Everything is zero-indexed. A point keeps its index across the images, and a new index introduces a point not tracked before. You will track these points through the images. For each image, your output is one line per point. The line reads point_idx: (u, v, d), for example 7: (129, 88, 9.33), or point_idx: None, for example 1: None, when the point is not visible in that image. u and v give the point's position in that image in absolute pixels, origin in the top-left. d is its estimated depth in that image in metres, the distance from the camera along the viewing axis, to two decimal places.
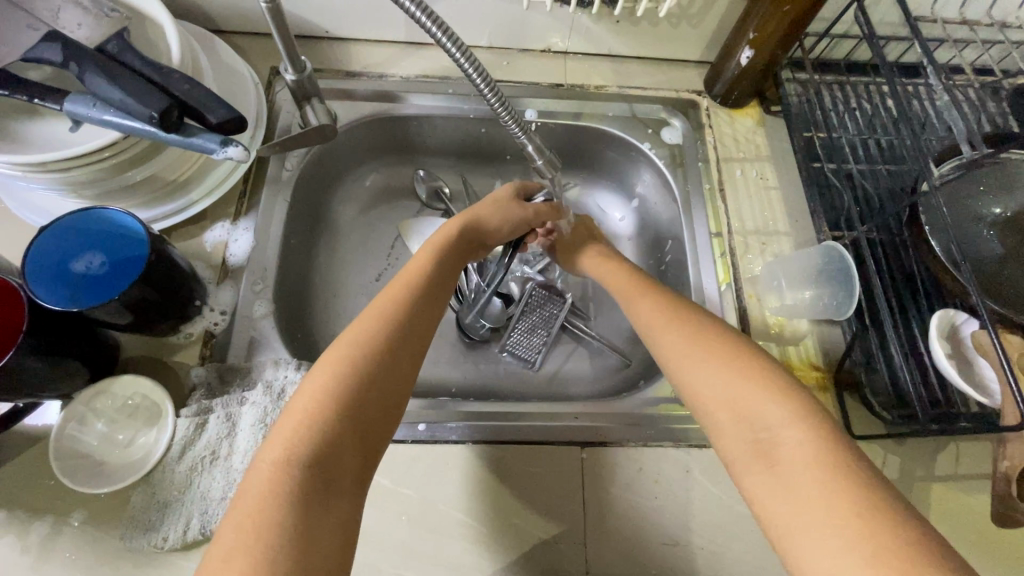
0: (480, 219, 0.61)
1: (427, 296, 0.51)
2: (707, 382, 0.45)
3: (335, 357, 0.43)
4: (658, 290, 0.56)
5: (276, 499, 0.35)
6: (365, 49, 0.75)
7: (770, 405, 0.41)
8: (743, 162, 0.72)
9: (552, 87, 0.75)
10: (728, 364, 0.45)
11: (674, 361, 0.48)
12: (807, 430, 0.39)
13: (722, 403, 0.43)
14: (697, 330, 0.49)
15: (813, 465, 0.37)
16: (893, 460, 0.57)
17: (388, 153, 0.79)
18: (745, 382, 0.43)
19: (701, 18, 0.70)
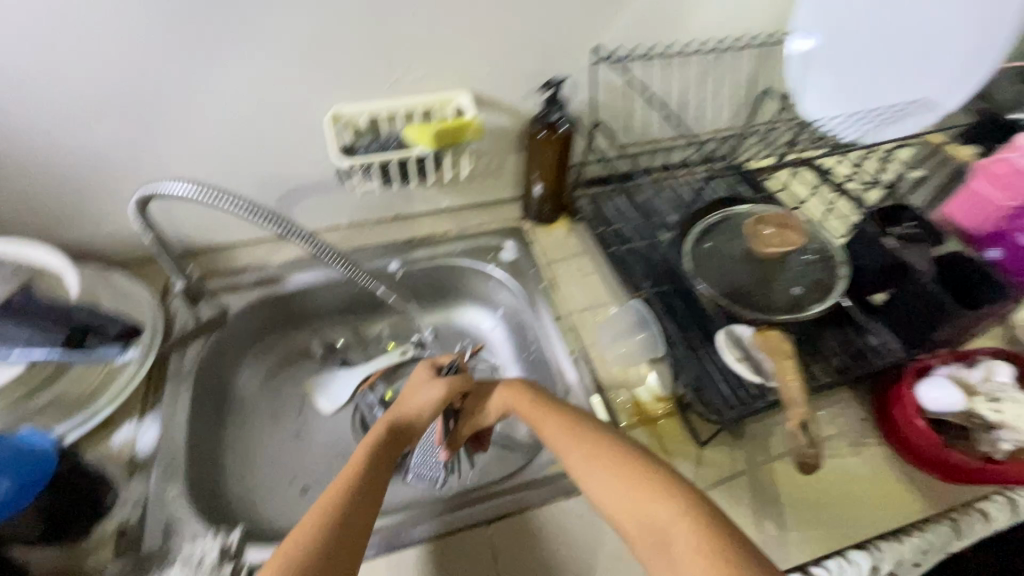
0: (415, 407, 0.69)
1: (379, 467, 0.60)
2: (609, 491, 0.55)
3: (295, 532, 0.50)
4: (568, 408, 0.65)
5: None
6: (247, 247, 0.91)
7: (661, 506, 0.52)
8: (565, 260, 0.93)
9: (406, 242, 0.94)
10: (620, 473, 0.55)
11: (580, 473, 0.58)
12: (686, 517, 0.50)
13: (622, 507, 0.54)
14: (600, 445, 0.59)
15: (697, 555, 0.47)
16: (738, 454, 0.71)
17: (281, 326, 0.92)
18: (637, 488, 0.54)
19: (501, 170, 0.95)
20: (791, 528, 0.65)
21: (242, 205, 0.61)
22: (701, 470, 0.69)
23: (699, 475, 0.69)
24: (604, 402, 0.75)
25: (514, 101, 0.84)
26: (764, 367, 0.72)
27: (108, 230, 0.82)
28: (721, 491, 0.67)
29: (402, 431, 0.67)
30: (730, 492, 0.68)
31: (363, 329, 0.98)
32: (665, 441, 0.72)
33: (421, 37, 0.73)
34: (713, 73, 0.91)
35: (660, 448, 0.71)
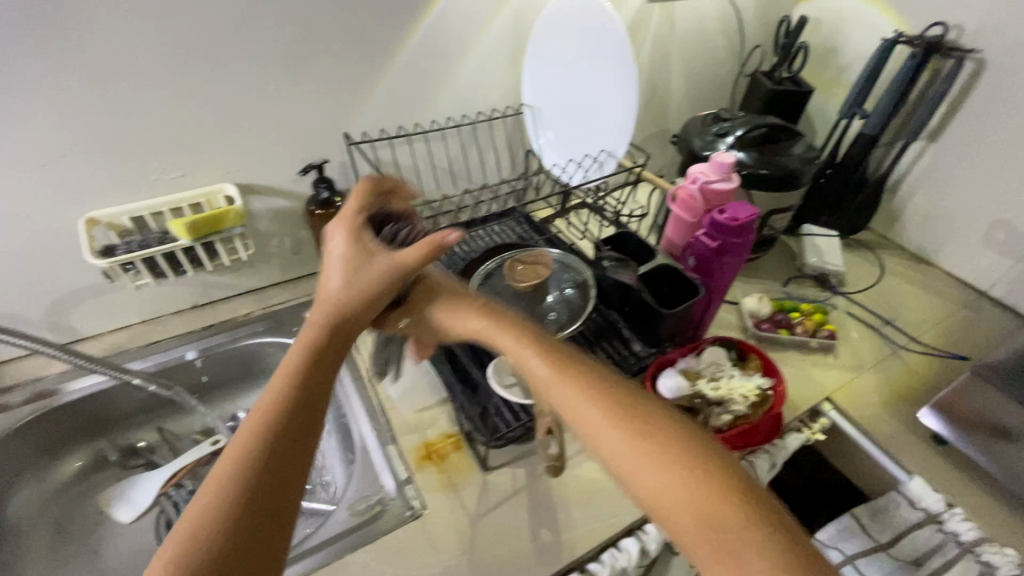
0: (332, 270, 0.57)
1: (290, 417, 0.46)
2: (637, 471, 0.45)
3: (185, 522, 0.40)
4: (575, 361, 0.53)
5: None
6: (19, 364, 0.86)
7: (699, 496, 0.42)
8: (367, 322, 0.98)
9: (205, 328, 0.95)
10: (647, 458, 0.45)
11: (601, 436, 0.47)
12: (725, 506, 0.41)
13: (661, 490, 0.43)
14: (625, 417, 0.47)
15: (739, 550, 0.39)
16: (519, 470, 0.78)
17: (66, 440, 0.87)
18: (682, 471, 0.44)
19: (296, 247, 1.00)
20: (565, 527, 0.72)
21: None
22: (486, 493, 0.75)
23: (483, 498, 0.74)
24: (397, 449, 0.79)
25: (288, 184, 0.92)
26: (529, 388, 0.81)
27: None
28: (503, 509, 0.73)
29: (342, 339, 0.53)
30: (512, 508, 0.73)
31: (168, 426, 0.95)
32: (453, 473, 0.77)
33: (172, 138, 0.79)
34: (470, 143, 1.05)
35: (448, 481, 0.76)
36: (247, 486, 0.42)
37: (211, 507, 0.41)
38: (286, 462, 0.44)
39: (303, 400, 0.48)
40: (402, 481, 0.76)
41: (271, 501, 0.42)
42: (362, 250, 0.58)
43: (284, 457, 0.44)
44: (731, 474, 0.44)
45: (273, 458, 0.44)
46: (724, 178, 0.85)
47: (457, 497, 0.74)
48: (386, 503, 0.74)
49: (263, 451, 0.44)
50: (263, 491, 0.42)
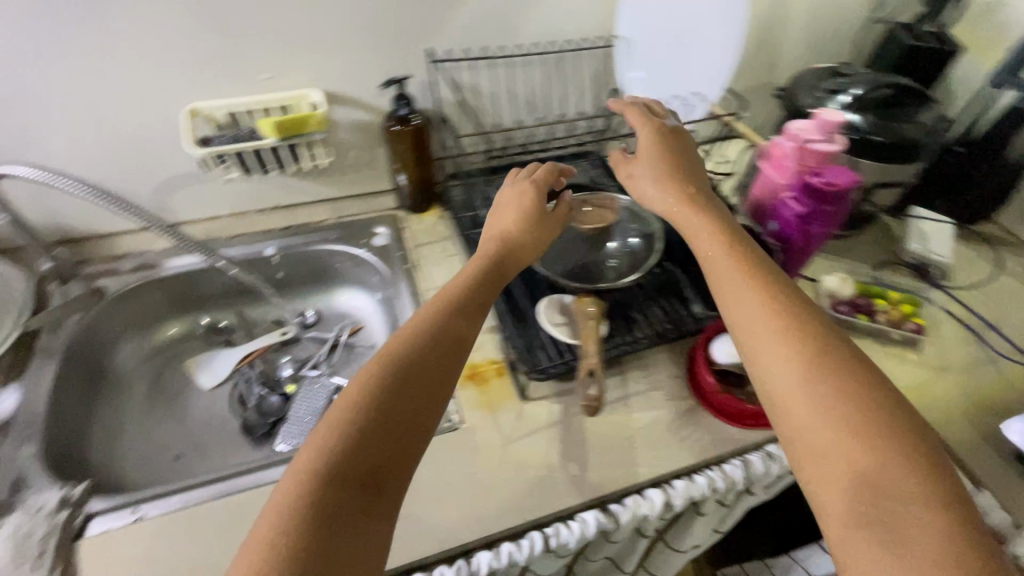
0: (506, 228, 0.69)
1: (433, 368, 0.53)
2: (791, 390, 0.48)
3: (291, 482, 0.43)
4: (773, 287, 0.55)
5: (279, 533, 0.39)
6: (129, 238, 0.97)
7: (882, 446, 0.43)
8: (430, 244, 1.01)
9: (285, 229, 1.02)
10: (832, 389, 0.46)
11: (776, 376, 0.49)
12: (915, 448, 0.43)
13: (823, 430, 0.45)
14: (825, 358, 0.48)
15: (937, 543, 0.38)
16: (556, 406, 0.79)
17: (163, 308, 0.98)
18: (848, 415, 0.45)
19: (372, 162, 1.03)
20: (593, 465, 0.73)
21: (74, 184, 0.70)
22: (522, 421, 0.78)
23: (519, 425, 0.77)
24: None
25: (370, 98, 0.93)
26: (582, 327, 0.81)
27: None
28: (535, 439, 0.76)
29: (511, 256, 0.68)
30: (544, 440, 0.76)
31: (245, 312, 1.05)
32: (492, 397, 0.80)
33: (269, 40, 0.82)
34: (553, 73, 1.01)
35: (486, 403, 0.79)
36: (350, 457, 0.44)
37: (317, 466, 0.43)
38: (406, 420, 0.48)
39: (409, 333, 0.55)
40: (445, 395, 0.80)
41: (375, 477, 0.45)
42: (526, 218, 0.70)
43: (394, 416, 0.48)
44: (914, 425, 0.45)
45: (406, 402, 0.49)
46: (828, 137, 0.75)
47: (492, 420, 0.77)
48: None
49: (383, 398, 0.48)
50: (371, 459, 0.45)
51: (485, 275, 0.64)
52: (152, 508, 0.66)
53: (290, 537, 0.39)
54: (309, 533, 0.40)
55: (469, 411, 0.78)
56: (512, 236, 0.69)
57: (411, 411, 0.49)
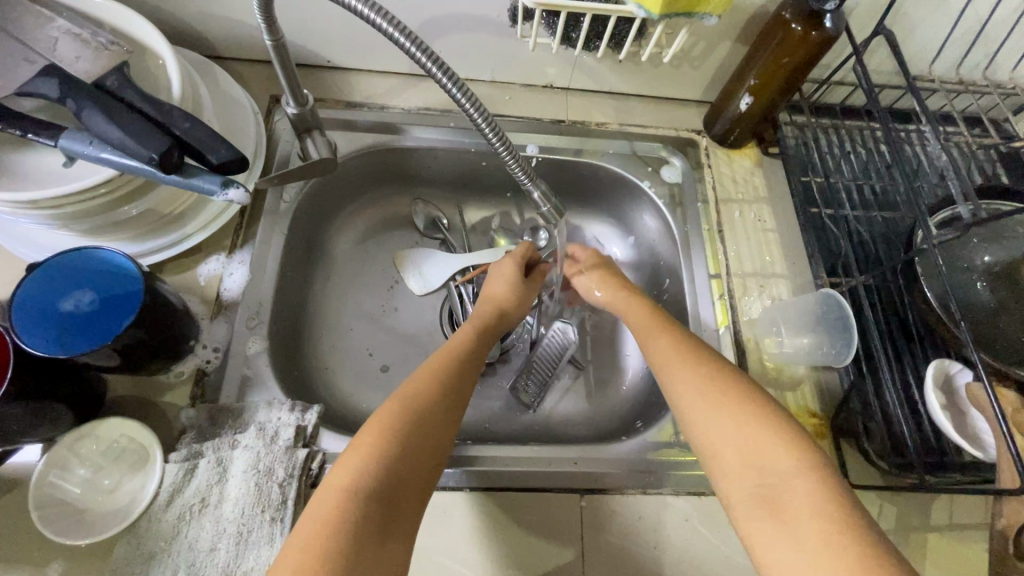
0: (500, 295, 0.65)
1: (444, 406, 0.49)
2: (718, 429, 0.46)
3: (332, 494, 0.40)
4: (698, 352, 0.53)
5: (336, 529, 0.38)
6: (368, 79, 0.74)
7: (774, 451, 0.43)
8: (742, 204, 0.72)
9: (554, 122, 0.75)
10: (734, 406, 0.47)
11: (686, 401, 0.50)
12: (792, 460, 0.43)
13: (730, 449, 0.45)
14: (726, 393, 0.48)
15: (818, 523, 0.39)
16: (889, 508, 0.57)
17: (386, 182, 0.78)
18: (756, 432, 0.45)
19: (702, 60, 0.70)
20: None
21: (386, 19, 0.44)
22: None
23: None
24: None
25: None
26: (974, 427, 0.56)
27: (214, 15, 0.66)
28: None
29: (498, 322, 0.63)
30: None
31: (472, 213, 0.83)
32: None
33: None
34: None
35: None
36: (390, 460, 0.43)
37: (354, 482, 0.41)
38: (421, 445, 0.45)
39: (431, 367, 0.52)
40: None
41: (393, 495, 0.42)
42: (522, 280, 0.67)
43: (417, 445, 0.45)
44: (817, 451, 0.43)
45: (421, 409, 0.47)
46: None
47: None
48: None
49: (411, 413, 0.46)
50: (400, 466, 0.43)
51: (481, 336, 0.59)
52: None
53: (333, 536, 0.38)
54: (345, 541, 0.37)
55: None
56: (507, 302, 0.64)
57: (426, 419, 0.47)
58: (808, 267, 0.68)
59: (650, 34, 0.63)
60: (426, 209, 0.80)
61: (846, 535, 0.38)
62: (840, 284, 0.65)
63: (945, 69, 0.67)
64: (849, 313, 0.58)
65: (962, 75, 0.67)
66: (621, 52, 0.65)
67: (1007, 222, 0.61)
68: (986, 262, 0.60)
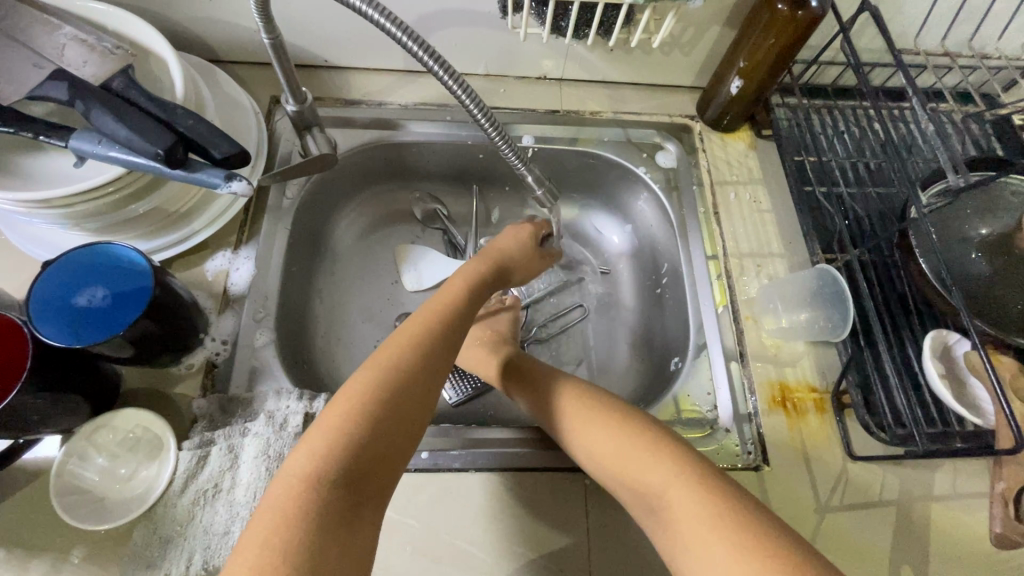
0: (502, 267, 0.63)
1: (428, 374, 0.47)
2: (595, 450, 0.50)
3: (294, 481, 0.37)
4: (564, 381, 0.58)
5: (299, 514, 0.36)
6: (364, 76, 0.76)
7: (639, 459, 0.47)
8: (737, 185, 0.73)
9: (549, 113, 0.76)
10: (590, 424, 0.51)
11: (562, 434, 0.53)
12: (650, 459, 0.46)
13: (610, 467, 0.49)
14: (592, 410, 0.53)
15: (685, 506, 0.42)
16: (891, 480, 0.58)
17: (387, 177, 0.79)
18: (625, 444, 0.48)
19: (692, 45, 0.72)
20: None
21: (375, 9, 0.45)
22: (843, 485, 0.57)
23: (839, 489, 0.57)
24: (742, 373, 0.63)
25: None
26: (973, 396, 0.57)
27: (214, 19, 0.68)
28: (862, 518, 0.56)
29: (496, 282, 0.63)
30: (871, 522, 0.56)
31: (471, 206, 0.84)
32: (806, 439, 0.59)
33: None
34: None
35: (798, 445, 0.59)
36: (356, 441, 0.40)
37: (319, 466, 0.38)
38: (399, 425, 0.43)
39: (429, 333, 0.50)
40: (741, 417, 0.60)
41: (360, 478, 0.40)
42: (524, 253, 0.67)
43: (392, 426, 0.42)
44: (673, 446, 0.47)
45: (402, 378, 0.45)
46: None
47: (805, 473, 0.58)
48: (719, 429, 0.59)
49: (384, 388, 0.43)
50: (372, 446, 0.41)
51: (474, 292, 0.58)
52: None
53: (294, 525, 0.35)
54: (309, 529, 0.35)
55: (775, 449, 0.59)
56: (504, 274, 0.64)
57: (403, 393, 0.44)
58: (804, 245, 0.69)
59: (639, 21, 0.65)
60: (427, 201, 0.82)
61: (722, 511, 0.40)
62: (836, 260, 0.65)
63: (934, 45, 0.68)
64: (845, 288, 0.59)
65: (951, 50, 0.68)
66: (610, 39, 0.67)
67: (1000, 193, 0.62)
68: (982, 234, 0.60)
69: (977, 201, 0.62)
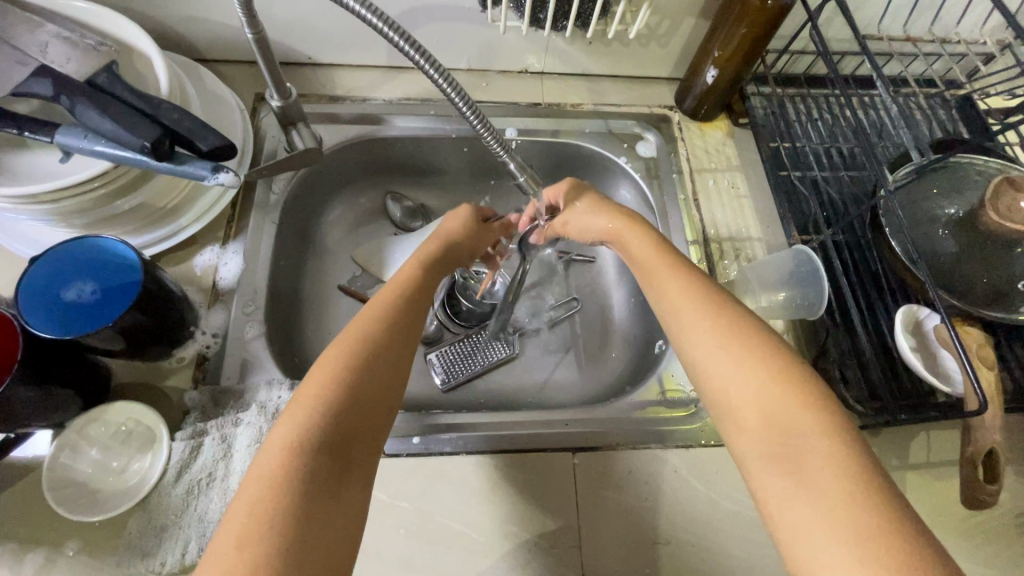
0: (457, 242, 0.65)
1: (398, 348, 0.48)
2: (732, 375, 0.42)
3: (279, 448, 0.38)
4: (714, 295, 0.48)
5: (283, 485, 0.37)
6: (348, 73, 0.77)
7: (796, 407, 0.39)
8: (715, 172, 0.75)
9: (531, 106, 0.78)
10: (749, 355, 0.42)
11: (694, 347, 0.45)
12: (806, 416, 0.38)
13: (743, 400, 0.41)
14: (743, 337, 0.44)
15: (837, 482, 0.35)
16: (869, 450, 0.60)
17: (372, 172, 0.80)
18: (778, 387, 0.40)
19: (668, 37, 0.73)
20: None
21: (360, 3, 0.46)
22: None
23: None
24: None
25: None
26: (944, 367, 0.59)
27: (195, 18, 0.68)
28: None
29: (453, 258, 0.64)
30: None
31: (457, 199, 0.86)
32: None
33: None
34: None
35: None
36: (338, 410, 0.41)
37: (304, 434, 0.39)
38: (376, 394, 0.44)
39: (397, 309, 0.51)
40: None
41: (346, 444, 0.41)
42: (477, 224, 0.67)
43: (370, 394, 0.44)
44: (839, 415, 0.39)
45: (372, 353, 0.46)
46: None
47: None
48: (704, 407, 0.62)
49: (361, 360, 0.45)
50: (350, 418, 0.42)
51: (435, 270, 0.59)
52: (390, 446, 0.57)
53: (281, 497, 0.36)
54: (293, 500, 0.36)
55: None
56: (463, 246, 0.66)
57: (376, 364, 0.45)
58: (781, 228, 0.71)
59: (615, 13, 0.66)
60: (397, 200, 0.82)
61: (873, 495, 0.34)
62: (811, 242, 0.68)
63: (899, 33, 0.70)
64: (819, 265, 0.61)
65: (914, 38, 0.71)
66: (588, 31, 0.69)
67: (963, 173, 0.64)
68: (949, 212, 0.62)
69: (942, 181, 0.64)
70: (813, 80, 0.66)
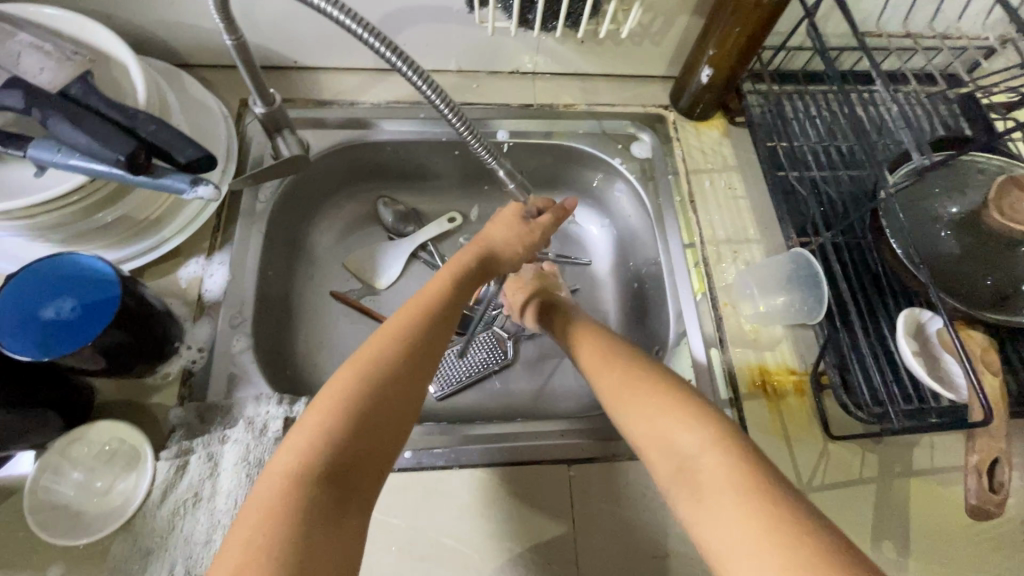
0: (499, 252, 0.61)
1: (414, 372, 0.46)
2: (642, 422, 0.46)
3: (278, 477, 0.38)
4: (621, 349, 0.54)
5: (278, 513, 0.36)
6: (335, 77, 0.75)
7: (684, 432, 0.42)
8: (712, 173, 0.74)
9: (522, 107, 0.76)
10: (645, 392, 0.47)
11: (619, 406, 0.48)
12: (697, 431, 0.42)
13: (646, 432, 0.45)
14: (645, 381, 0.48)
15: (727, 483, 0.38)
16: (871, 457, 0.59)
17: (363, 177, 0.79)
18: (670, 413, 0.44)
19: (662, 34, 0.72)
20: (920, 557, 0.54)
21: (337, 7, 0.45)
22: (824, 465, 0.58)
23: (820, 469, 0.58)
24: (722, 359, 0.63)
25: None
26: (948, 372, 0.57)
27: (176, 22, 0.67)
28: (845, 496, 0.57)
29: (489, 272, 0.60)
30: (852, 499, 0.57)
31: (450, 203, 0.84)
32: (787, 421, 0.60)
33: None
34: None
35: (779, 427, 0.59)
36: (338, 437, 0.40)
37: (301, 463, 0.38)
38: (387, 418, 0.42)
39: (421, 331, 0.49)
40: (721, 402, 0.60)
41: (350, 470, 0.39)
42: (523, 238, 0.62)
43: (378, 419, 0.42)
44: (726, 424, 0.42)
45: (385, 376, 0.44)
46: None
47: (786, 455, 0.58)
48: None
49: (368, 385, 0.43)
50: (357, 447, 0.40)
51: (463, 283, 0.56)
52: None
53: (277, 526, 0.35)
54: (290, 529, 0.35)
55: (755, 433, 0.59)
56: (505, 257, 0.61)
57: (387, 387, 0.44)
58: (779, 230, 0.70)
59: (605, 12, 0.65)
60: (386, 205, 0.80)
61: (759, 491, 0.36)
62: (809, 244, 0.66)
63: (898, 27, 0.69)
64: (818, 268, 0.60)
65: (913, 32, 0.69)
66: (578, 30, 0.67)
67: (965, 171, 0.63)
68: (952, 212, 0.60)
69: (945, 180, 0.63)
70: (802, 72, 0.65)
